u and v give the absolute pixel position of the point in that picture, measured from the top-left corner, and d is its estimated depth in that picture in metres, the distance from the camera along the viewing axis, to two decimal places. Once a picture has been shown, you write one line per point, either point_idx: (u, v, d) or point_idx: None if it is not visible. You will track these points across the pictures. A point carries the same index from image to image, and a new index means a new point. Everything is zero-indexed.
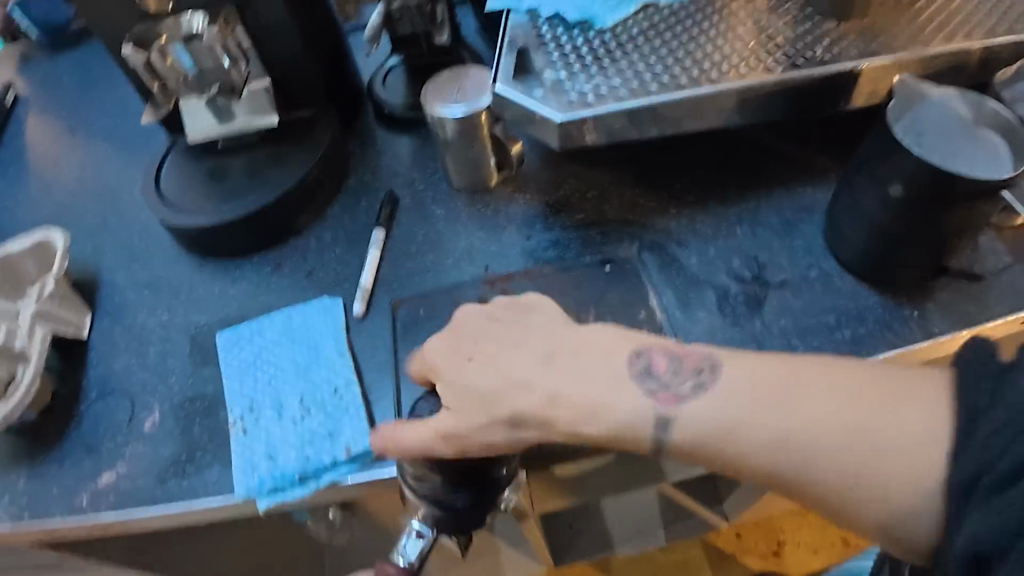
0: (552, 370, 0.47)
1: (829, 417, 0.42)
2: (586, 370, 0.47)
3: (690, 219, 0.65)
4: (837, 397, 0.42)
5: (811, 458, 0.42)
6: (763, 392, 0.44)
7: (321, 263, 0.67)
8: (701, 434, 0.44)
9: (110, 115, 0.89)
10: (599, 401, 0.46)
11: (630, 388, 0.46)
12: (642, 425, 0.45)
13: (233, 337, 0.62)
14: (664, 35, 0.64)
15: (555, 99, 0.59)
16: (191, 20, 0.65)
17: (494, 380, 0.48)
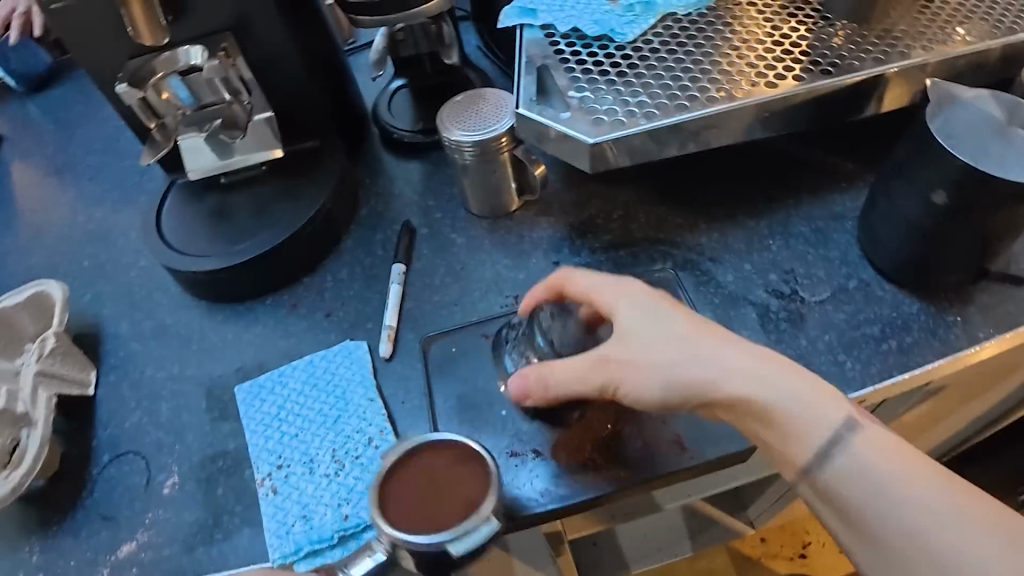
0: (799, 390, 0.44)
1: (982, 535, 0.39)
2: (766, 376, 0.44)
3: (721, 234, 0.63)
4: (993, 530, 0.39)
5: (936, 552, 0.39)
6: (915, 464, 0.42)
7: (340, 301, 0.64)
8: (844, 471, 0.42)
9: (99, 153, 0.85)
10: (793, 414, 0.43)
11: (818, 395, 0.44)
12: (801, 414, 0.43)
13: (254, 389, 0.59)
14: (686, 46, 0.62)
15: (583, 119, 0.56)
16: (188, 53, 0.63)
17: (684, 336, 0.46)
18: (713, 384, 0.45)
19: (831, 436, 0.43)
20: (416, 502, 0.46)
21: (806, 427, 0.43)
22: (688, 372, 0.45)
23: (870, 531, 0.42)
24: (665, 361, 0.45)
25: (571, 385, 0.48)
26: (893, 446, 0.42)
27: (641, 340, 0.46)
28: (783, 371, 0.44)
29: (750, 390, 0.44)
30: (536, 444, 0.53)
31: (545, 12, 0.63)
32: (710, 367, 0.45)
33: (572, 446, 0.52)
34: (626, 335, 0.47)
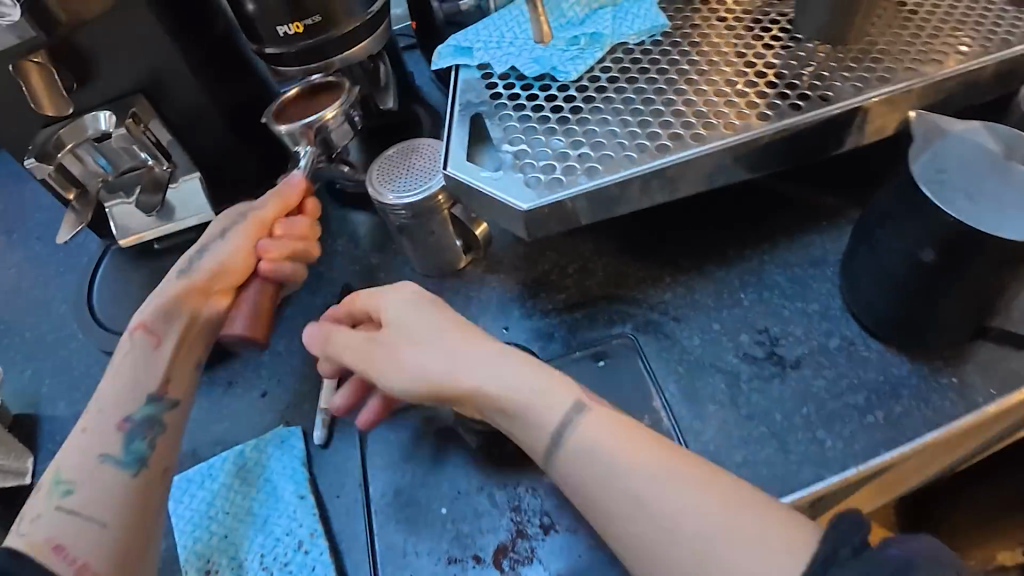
0: (521, 382, 0.45)
1: (689, 496, 0.39)
2: (503, 368, 0.45)
3: (687, 289, 0.56)
4: (703, 489, 0.39)
5: (649, 513, 0.39)
6: (652, 445, 0.42)
7: (278, 379, 0.60)
8: (575, 449, 0.43)
9: (46, 211, 0.81)
10: (518, 403, 0.44)
11: (548, 381, 0.45)
12: (541, 412, 0.44)
13: (181, 483, 0.54)
14: (638, 83, 0.55)
15: (518, 180, 0.50)
16: (97, 118, 0.58)
17: (431, 321, 0.48)
18: (443, 380, 0.46)
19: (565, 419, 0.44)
20: (300, 114, 0.61)
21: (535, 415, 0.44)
22: (437, 370, 0.46)
23: (607, 509, 0.41)
24: (407, 365, 0.47)
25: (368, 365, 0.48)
26: (617, 423, 0.43)
27: (403, 343, 0.48)
28: (497, 362, 0.46)
29: (478, 380, 0.45)
30: (476, 548, 0.48)
31: (480, 50, 0.57)
32: (428, 367, 0.46)
33: (515, 551, 0.47)
34: (377, 356, 0.48)
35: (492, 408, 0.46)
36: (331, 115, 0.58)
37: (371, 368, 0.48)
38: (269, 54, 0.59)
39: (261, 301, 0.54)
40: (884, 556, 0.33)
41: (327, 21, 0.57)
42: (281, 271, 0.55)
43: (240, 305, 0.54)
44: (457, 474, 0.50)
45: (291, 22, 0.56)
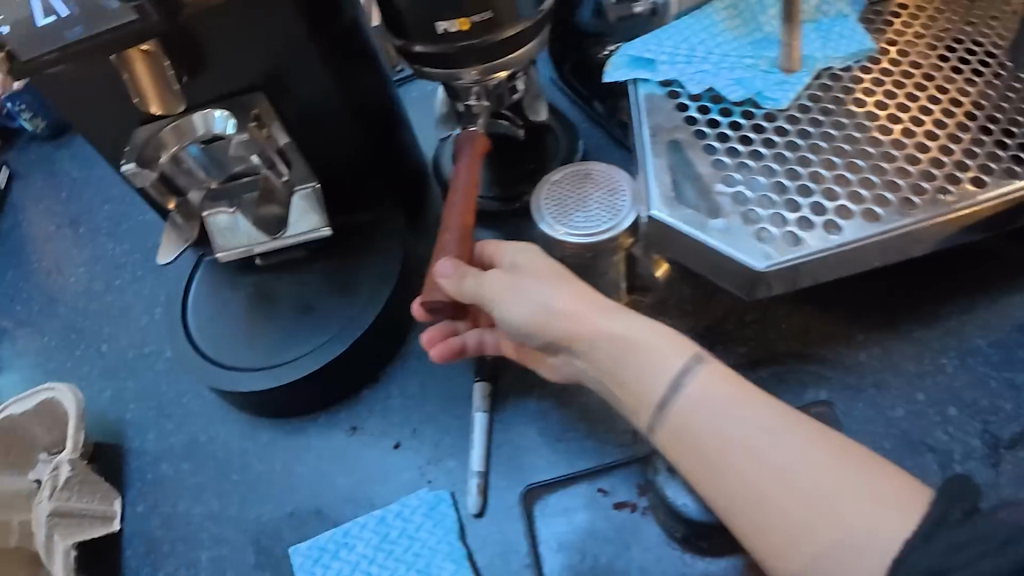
0: (631, 332, 0.41)
1: (806, 458, 0.36)
2: (606, 309, 0.41)
3: (884, 349, 0.51)
4: (817, 445, 0.36)
5: (751, 475, 0.36)
6: (755, 398, 0.38)
7: (412, 428, 0.53)
8: (684, 415, 0.39)
9: (117, 202, 0.71)
10: (624, 350, 0.41)
11: (645, 327, 0.41)
12: (643, 359, 0.40)
13: (315, 552, 0.48)
14: (856, 115, 0.47)
15: (746, 234, 0.43)
16: (208, 118, 0.49)
17: (537, 269, 0.44)
18: (561, 319, 0.41)
19: (673, 380, 0.39)
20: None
21: (645, 375, 0.40)
22: (550, 316, 0.42)
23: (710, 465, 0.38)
24: (515, 300, 0.43)
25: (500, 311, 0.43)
26: (729, 380, 0.39)
27: (510, 278, 0.43)
28: (611, 316, 0.41)
29: (592, 325, 0.41)
30: None
31: (666, 64, 0.49)
32: (544, 302, 0.42)
33: None
34: (485, 287, 0.43)
35: (607, 358, 0.41)
36: (502, 75, 0.52)
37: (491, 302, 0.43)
38: (417, 52, 0.50)
39: (464, 233, 0.48)
40: (993, 524, 0.30)
41: (494, 21, 0.48)
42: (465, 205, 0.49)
43: (442, 243, 0.48)
44: (646, 562, 0.44)
45: (456, 18, 0.47)
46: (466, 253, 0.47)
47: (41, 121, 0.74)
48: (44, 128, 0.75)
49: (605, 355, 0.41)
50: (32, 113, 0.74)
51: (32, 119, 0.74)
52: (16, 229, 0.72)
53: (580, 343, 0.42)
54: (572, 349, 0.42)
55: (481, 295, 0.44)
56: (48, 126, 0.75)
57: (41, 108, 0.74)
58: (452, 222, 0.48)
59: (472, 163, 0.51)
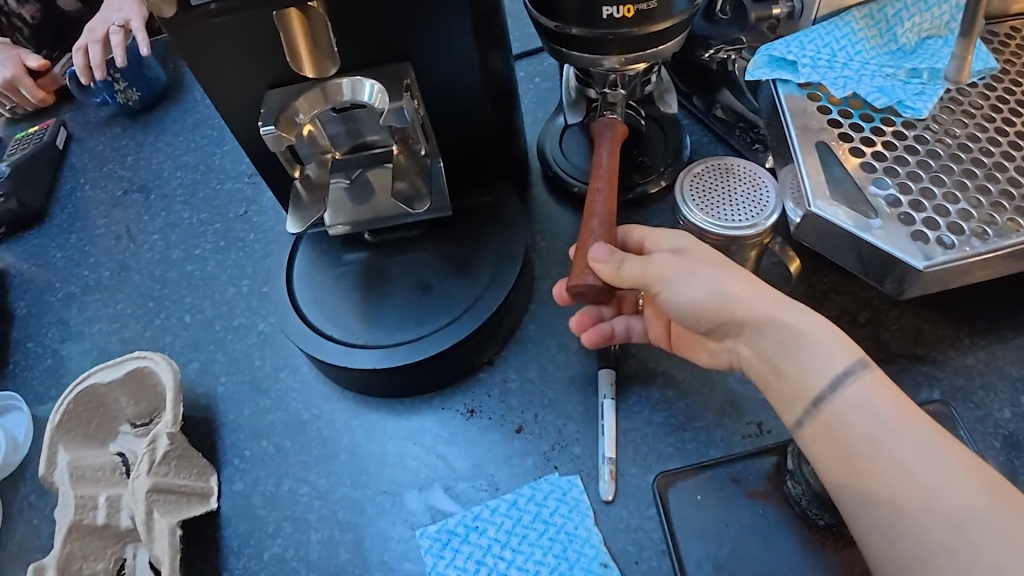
0: (802, 326, 0.40)
1: (960, 487, 0.34)
2: (764, 307, 0.41)
3: (990, 353, 0.53)
4: (968, 474, 0.34)
5: (892, 484, 0.35)
6: (913, 414, 0.37)
7: (533, 413, 0.52)
8: (834, 415, 0.38)
9: (191, 170, 0.69)
10: (786, 345, 0.40)
11: (810, 327, 0.40)
12: (807, 358, 0.39)
13: (444, 536, 0.48)
14: (987, 129, 0.50)
15: (903, 235, 0.45)
16: (357, 85, 0.48)
17: (696, 259, 0.45)
18: (732, 305, 0.42)
19: (831, 380, 0.38)
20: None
21: (805, 370, 0.39)
22: (717, 304, 0.43)
23: (852, 466, 0.37)
24: (686, 284, 0.44)
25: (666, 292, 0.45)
26: (894, 393, 0.38)
27: (673, 262, 0.44)
28: (781, 307, 0.41)
29: (762, 314, 0.41)
30: None
31: (808, 67, 0.51)
32: (716, 288, 0.43)
33: None
34: (652, 268, 0.44)
35: (770, 347, 0.41)
36: (640, 68, 0.53)
37: (659, 284, 0.45)
38: (572, 35, 0.50)
39: (609, 216, 0.48)
40: None
41: (654, 12, 0.48)
42: (610, 192, 0.49)
43: (587, 227, 0.48)
44: (786, 552, 0.45)
45: (622, 4, 0.47)
46: (612, 237, 0.47)
47: (137, 90, 0.72)
48: (139, 99, 0.72)
49: (767, 345, 0.41)
50: (126, 83, 0.72)
51: (127, 90, 0.72)
52: (78, 191, 0.70)
53: (748, 331, 0.42)
54: (738, 335, 0.43)
55: (646, 278, 0.45)
56: (143, 96, 0.73)
57: (135, 78, 0.72)
58: (596, 208, 0.48)
59: (612, 150, 0.52)
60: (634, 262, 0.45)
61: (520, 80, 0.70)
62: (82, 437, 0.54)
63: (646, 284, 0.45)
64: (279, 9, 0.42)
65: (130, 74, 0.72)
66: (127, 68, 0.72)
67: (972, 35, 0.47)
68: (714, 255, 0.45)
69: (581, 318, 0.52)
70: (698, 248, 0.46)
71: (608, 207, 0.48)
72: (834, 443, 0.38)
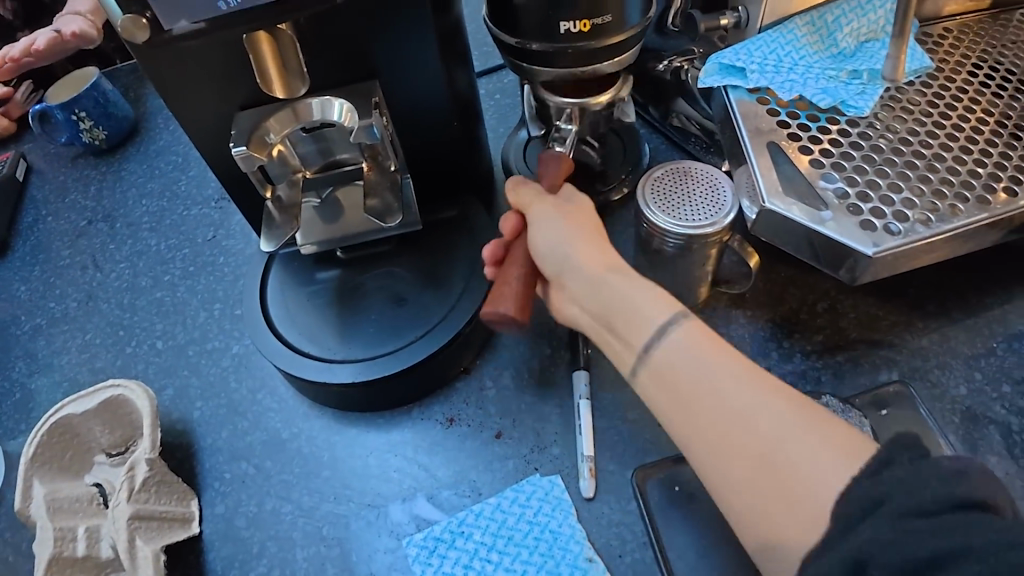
0: (629, 285, 0.43)
1: (767, 407, 0.36)
2: (601, 272, 0.43)
3: (942, 335, 0.56)
4: (773, 394, 0.36)
5: (712, 414, 0.37)
6: (724, 350, 0.39)
7: (511, 418, 0.53)
8: (662, 360, 0.39)
9: (157, 198, 0.69)
10: (617, 301, 0.42)
11: (635, 283, 0.43)
12: (636, 308, 0.41)
13: (431, 543, 0.48)
14: (924, 123, 0.54)
15: (853, 224, 0.48)
16: (327, 105, 0.50)
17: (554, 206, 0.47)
18: (572, 253, 0.44)
19: (655, 329, 0.40)
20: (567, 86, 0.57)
21: (633, 320, 0.41)
22: (560, 252, 0.45)
23: (679, 404, 0.38)
24: (540, 226, 0.46)
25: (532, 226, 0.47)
26: (710, 335, 0.40)
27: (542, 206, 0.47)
28: (619, 275, 0.43)
29: (597, 271, 0.43)
30: None
31: (756, 73, 0.54)
32: (563, 241, 0.45)
33: None
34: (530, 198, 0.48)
35: (606, 304, 0.43)
36: (602, 98, 0.56)
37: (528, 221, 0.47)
38: (532, 50, 0.52)
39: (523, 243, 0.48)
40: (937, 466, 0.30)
41: (611, 25, 0.51)
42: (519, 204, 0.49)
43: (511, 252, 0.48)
44: None
45: (579, 19, 0.50)
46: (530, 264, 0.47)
47: (104, 129, 0.71)
48: (106, 137, 0.71)
49: (601, 296, 0.43)
50: (91, 122, 0.70)
51: (93, 129, 0.70)
52: (40, 222, 0.69)
53: (580, 286, 0.44)
54: (571, 286, 0.45)
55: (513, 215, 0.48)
56: (111, 135, 0.71)
57: (101, 118, 0.71)
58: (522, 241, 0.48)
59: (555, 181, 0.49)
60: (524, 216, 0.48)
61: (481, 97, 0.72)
62: (57, 469, 0.53)
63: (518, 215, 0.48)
64: (247, 31, 0.43)
65: (97, 113, 0.70)
66: (94, 108, 0.69)
67: (904, 35, 0.51)
68: (595, 223, 0.47)
69: (495, 241, 0.50)
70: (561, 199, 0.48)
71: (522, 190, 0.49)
72: (663, 385, 0.39)
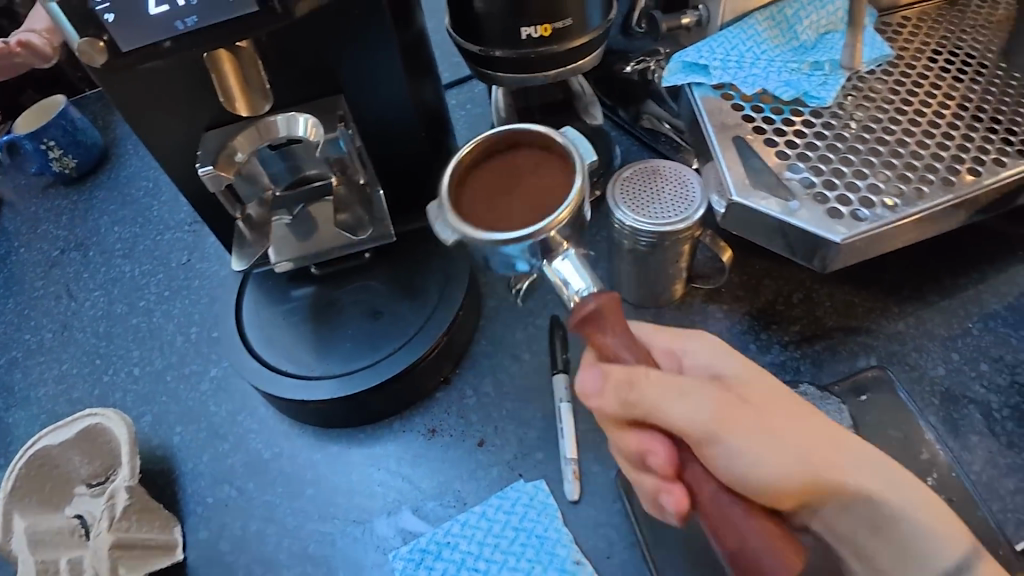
0: (892, 499, 0.38)
1: None
2: (856, 484, 0.38)
3: (917, 318, 0.56)
4: None
5: None
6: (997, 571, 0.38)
7: (494, 425, 0.53)
8: None
9: (130, 224, 0.69)
10: (885, 520, 0.38)
11: (893, 484, 0.39)
12: (912, 533, 0.38)
13: (416, 555, 0.48)
14: (887, 110, 0.55)
15: (820, 212, 0.48)
16: (292, 121, 0.50)
17: (739, 404, 0.39)
18: (820, 465, 0.39)
19: (932, 563, 0.38)
20: (486, 205, 0.44)
21: (906, 546, 0.38)
22: (796, 472, 0.38)
23: None
24: (743, 454, 0.37)
25: (733, 450, 0.37)
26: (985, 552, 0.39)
27: (731, 414, 0.38)
28: (853, 461, 0.39)
29: (844, 484, 0.38)
30: None
31: (719, 69, 0.54)
32: (773, 461, 0.38)
33: None
34: (705, 418, 0.38)
35: (863, 522, 0.39)
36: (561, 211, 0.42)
37: (720, 442, 0.38)
38: (496, 57, 0.53)
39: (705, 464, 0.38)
40: None
41: (572, 28, 0.51)
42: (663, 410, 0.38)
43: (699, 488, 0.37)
44: None
45: (539, 24, 0.51)
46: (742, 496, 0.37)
47: (74, 157, 0.70)
48: (76, 165, 0.71)
49: (854, 515, 0.39)
50: (61, 151, 0.70)
51: (62, 157, 0.70)
52: (13, 255, 0.69)
53: (830, 500, 0.39)
54: (821, 500, 0.39)
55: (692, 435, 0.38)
56: (80, 163, 0.71)
57: (70, 145, 0.70)
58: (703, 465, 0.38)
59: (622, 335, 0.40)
60: (696, 436, 0.38)
61: (450, 108, 0.73)
62: (36, 503, 0.52)
63: (694, 437, 0.38)
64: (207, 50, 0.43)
65: (65, 142, 0.70)
66: (62, 136, 0.69)
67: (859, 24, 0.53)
68: (783, 410, 0.40)
69: (631, 457, 0.41)
70: (730, 391, 0.40)
71: (662, 394, 0.38)
72: None
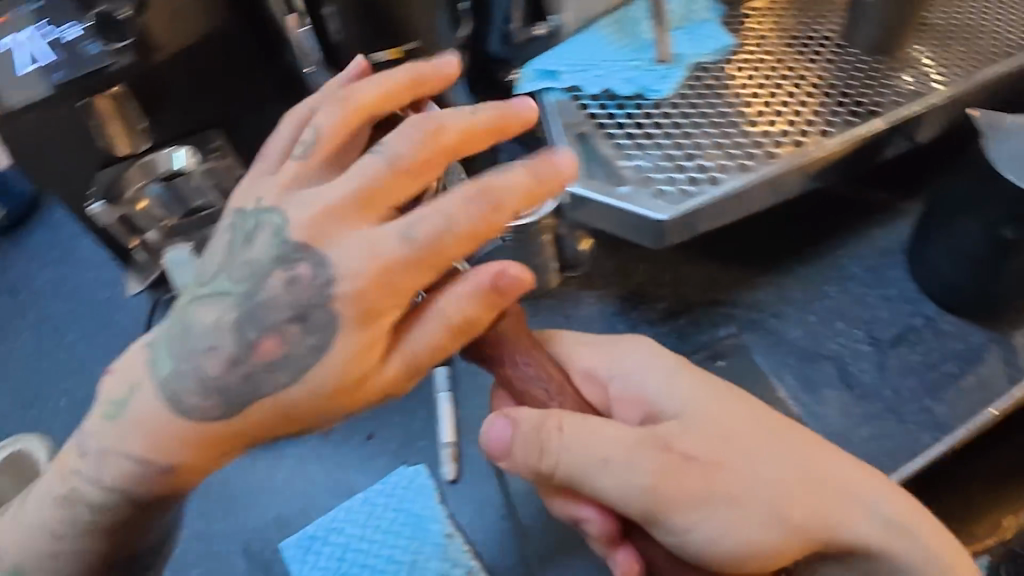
0: (873, 532, 0.41)
1: None
2: (834, 524, 0.41)
3: (778, 287, 0.60)
4: None
5: None
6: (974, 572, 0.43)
7: (383, 420, 0.57)
8: None
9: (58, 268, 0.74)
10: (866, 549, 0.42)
11: (868, 513, 0.42)
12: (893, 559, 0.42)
13: (306, 541, 0.52)
14: (723, 95, 0.58)
15: (649, 194, 0.52)
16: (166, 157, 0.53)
17: (698, 472, 0.40)
18: (793, 519, 0.40)
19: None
20: None
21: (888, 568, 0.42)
22: (765, 533, 0.40)
23: None
24: (709, 530, 0.40)
25: (696, 526, 0.39)
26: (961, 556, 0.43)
27: (693, 492, 0.39)
28: (834, 502, 0.41)
29: (824, 524, 0.41)
30: None
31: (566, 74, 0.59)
32: (744, 530, 0.40)
33: None
34: (644, 493, 0.39)
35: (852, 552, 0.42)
36: None
37: (687, 520, 0.39)
38: None
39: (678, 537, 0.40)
40: None
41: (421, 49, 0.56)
42: (615, 495, 0.40)
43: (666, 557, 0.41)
44: None
45: (388, 49, 0.56)
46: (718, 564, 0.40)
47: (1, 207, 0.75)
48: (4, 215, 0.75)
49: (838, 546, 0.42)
50: None
51: None
52: None
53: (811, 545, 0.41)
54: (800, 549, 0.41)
55: (650, 518, 0.40)
56: (8, 213, 0.75)
57: None
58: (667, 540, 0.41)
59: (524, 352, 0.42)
60: (655, 517, 0.39)
61: None
62: None
63: (654, 518, 0.40)
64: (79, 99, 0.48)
65: None
66: None
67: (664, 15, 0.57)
68: (752, 454, 0.41)
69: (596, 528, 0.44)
70: (689, 457, 0.40)
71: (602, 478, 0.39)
72: None
